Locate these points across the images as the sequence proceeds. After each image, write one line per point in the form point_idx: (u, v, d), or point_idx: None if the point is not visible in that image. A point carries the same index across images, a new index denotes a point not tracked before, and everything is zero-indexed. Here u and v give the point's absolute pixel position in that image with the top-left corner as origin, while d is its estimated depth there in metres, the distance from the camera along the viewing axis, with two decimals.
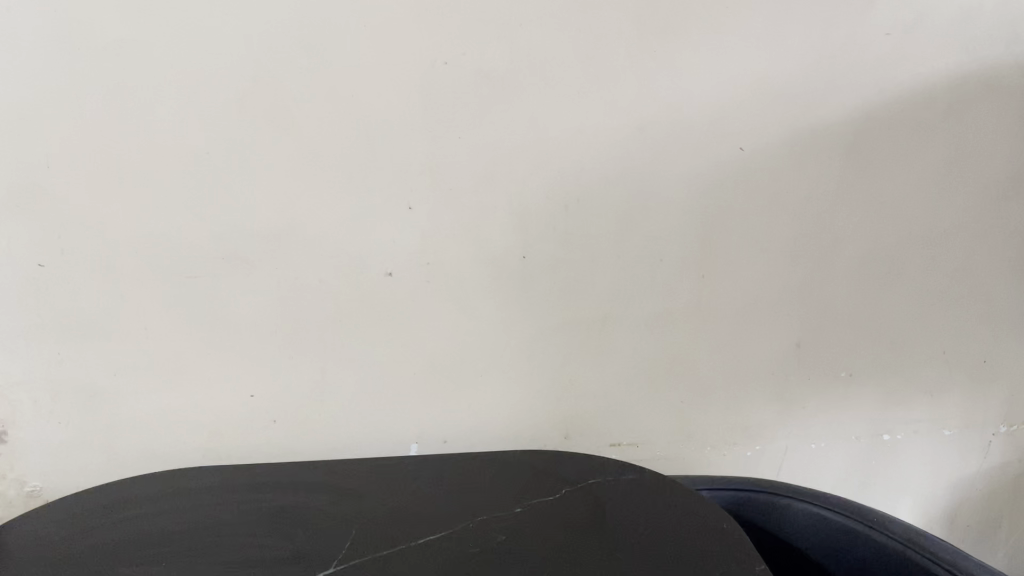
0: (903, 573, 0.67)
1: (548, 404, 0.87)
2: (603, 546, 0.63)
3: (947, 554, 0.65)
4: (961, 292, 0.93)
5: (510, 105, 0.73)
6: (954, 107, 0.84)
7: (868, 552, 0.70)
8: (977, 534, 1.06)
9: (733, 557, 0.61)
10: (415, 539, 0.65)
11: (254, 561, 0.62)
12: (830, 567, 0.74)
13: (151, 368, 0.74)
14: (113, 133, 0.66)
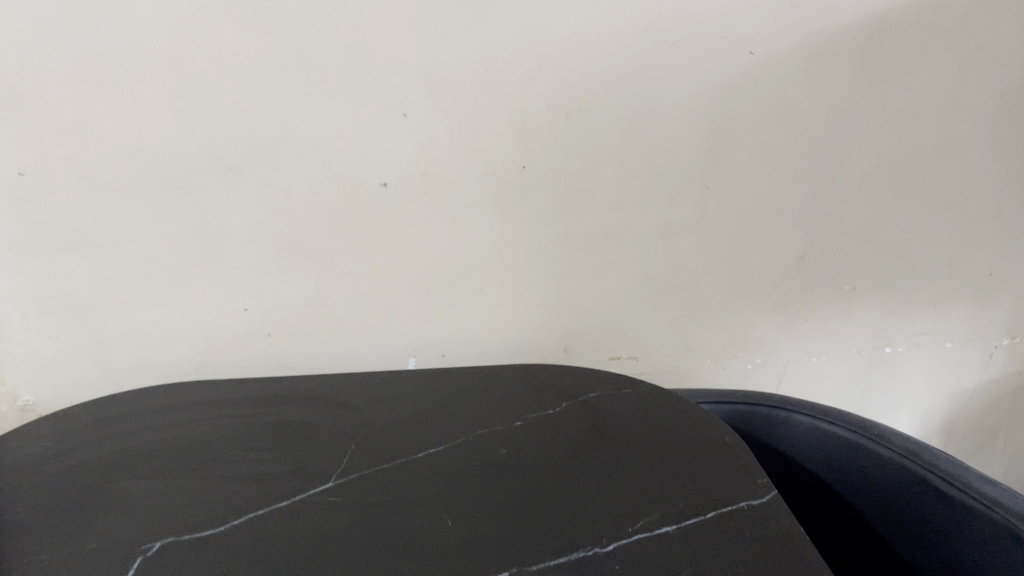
0: (900, 483, 0.67)
1: (547, 317, 0.86)
2: (604, 460, 0.63)
3: (947, 466, 0.65)
4: (969, 203, 0.91)
5: (510, 6, 0.69)
6: (976, 8, 0.79)
7: (867, 463, 0.70)
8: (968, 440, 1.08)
9: (733, 470, 0.61)
10: (415, 452, 0.64)
11: (252, 474, 0.62)
12: (829, 478, 0.74)
13: (141, 282, 0.73)
14: (93, 33, 0.61)
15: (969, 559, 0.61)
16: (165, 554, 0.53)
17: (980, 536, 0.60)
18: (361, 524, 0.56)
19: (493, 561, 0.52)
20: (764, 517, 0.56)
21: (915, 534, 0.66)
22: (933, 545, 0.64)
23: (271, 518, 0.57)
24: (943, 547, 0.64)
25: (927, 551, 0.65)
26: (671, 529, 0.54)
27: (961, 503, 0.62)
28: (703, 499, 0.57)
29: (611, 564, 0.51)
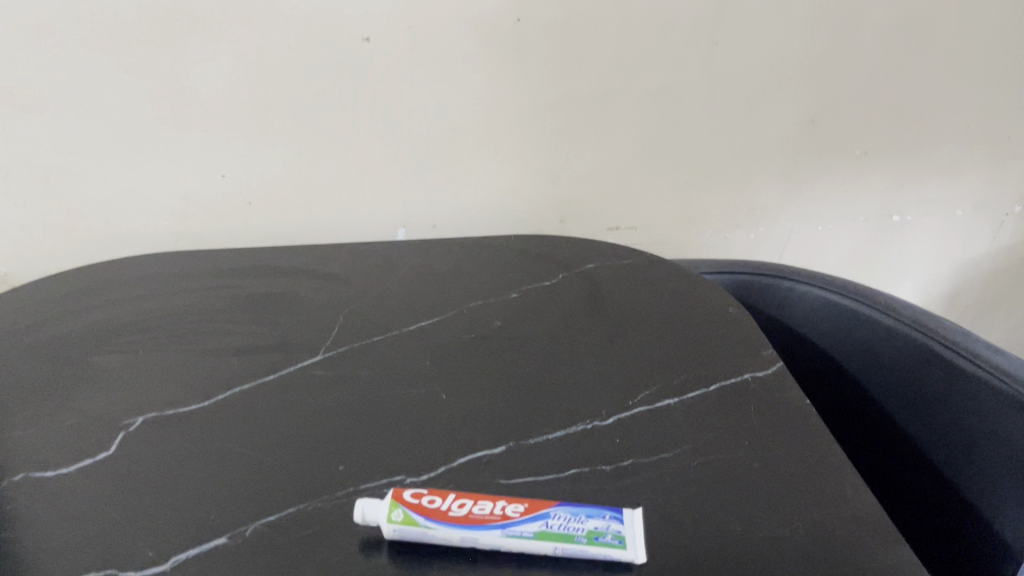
0: (903, 353, 0.65)
1: (543, 185, 0.82)
2: (603, 332, 0.60)
3: (954, 335, 0.62)
4: (994, 60, 0.85)
5: None
6: None
7: (870, 333, 0.68)
8: (969, 308, 1.06)
9: (738, 342, 0.59)
10: (407, 325, 0.62)
11: (237, 348, 0.60)
12: (833, 348, 0.72)
13: (108, 147, 0.68)
14: None
15: (973, 432, 0.60)
16: (148, 431, 0.51)
17: (986, 409, 0.59)
18: (351, 399, 0.54)
19: (488, 437, 0.50)
20: (769, 390, 0.54)
21: (919, 405, 0.65)
22: (936, 414, 0.63)
23: (257, 393, 0.54)
24: (947, 419, 0.62)
25: (930, 423, 0.64)
26: (673, 403, 0.52)
27: (969, 375, 0.60)
28: (706, 372, 0.55)
29: (611, 439, 0.49)
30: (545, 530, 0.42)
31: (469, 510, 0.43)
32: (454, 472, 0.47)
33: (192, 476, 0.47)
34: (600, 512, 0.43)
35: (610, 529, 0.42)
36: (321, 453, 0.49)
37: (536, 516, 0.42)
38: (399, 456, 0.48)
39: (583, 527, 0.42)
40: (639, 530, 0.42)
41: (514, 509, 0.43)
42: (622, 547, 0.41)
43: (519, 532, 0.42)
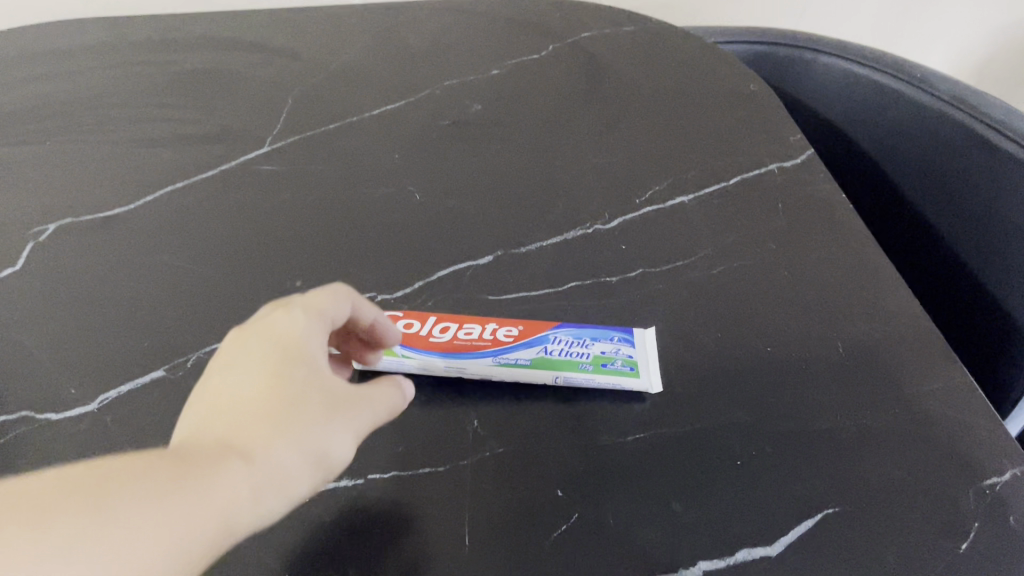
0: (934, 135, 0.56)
1: None
2: (602, 116, 0.51)
3: (995, 113, 0.52)
4: None
5: None
6: None
7: (898, 112, 0.58)
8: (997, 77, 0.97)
9: (761, 124, 0.50)
10: (370, 108, 0.52)
11: (166, 138, 0.50)
12: (856, 128, 0.63)
13: None
14: None
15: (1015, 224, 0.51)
16: (63, 239, 0.43)
17: None
18: (305, 202, 0.45)
19: (471, 245, 0.42)
20: (799, 182, 0.45)
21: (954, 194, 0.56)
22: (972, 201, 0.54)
23: (193, 194, 0.46)
24: (979, 211, 0.54)
25: (965, 213, 0.55)
26: (687, 201, 0.45)
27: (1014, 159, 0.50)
28: (725, 164, 0.47)
29: (615, 245, 0.42)
30: (542, 356, 0.36)
31: (453, 334, 0.37)
32: (433, 287, 0.40)
33: (119, 296, 0.40)
34: (607, 332, 0.37)
35: (620, 353, 0.36)
36: (272, 266, 0.41)
37: (532, 340, 0.36)
38: (367, 271, 0.41)
39: (589, 351, 0.36)
40: (653, 353, 0.36)
41: (507, 333, 0.37)
42: (636, 374, 0.35)
43: (512, 359, 0.36)
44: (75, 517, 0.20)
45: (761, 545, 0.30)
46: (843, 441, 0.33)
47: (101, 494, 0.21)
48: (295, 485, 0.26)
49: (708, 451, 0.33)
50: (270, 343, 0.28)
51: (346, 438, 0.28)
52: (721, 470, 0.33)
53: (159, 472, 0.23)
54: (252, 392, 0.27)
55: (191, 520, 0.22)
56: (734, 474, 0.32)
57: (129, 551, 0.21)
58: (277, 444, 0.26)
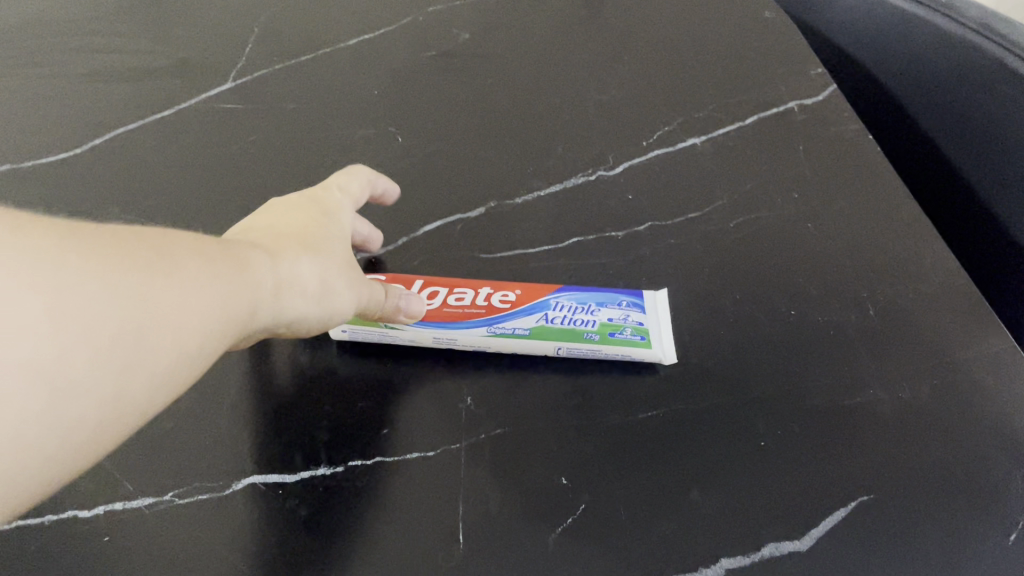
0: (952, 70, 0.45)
1: None
2: (605, 46, 0.46)
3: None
4: None
5: None
6: None
7: (911, 44, 0.47)
8: None
9: (779, 56, 0.45)
10: (346, 37, 0.47)
11: (118, 72, 0.45)
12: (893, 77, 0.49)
13: None
14: None
15: None
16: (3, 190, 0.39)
17: None
18: (275, 146, 0.41)
19: (460, 195, 0.38)
20: (822, 122, 0.41)
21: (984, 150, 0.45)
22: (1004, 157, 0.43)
23: (149, 136, 0.41)
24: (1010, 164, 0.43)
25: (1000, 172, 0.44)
26: (700, 143, 0.40)
27: None
28: (740, 100, 0.43)
29: (620, 195, 0.38)
30: (543, 325, 0.32)
31: (441, 301, 0.32)
32: (421, 246, 0.36)
33: None
34: (616, 295, 0.33)
35: (630, 320, 0.32)
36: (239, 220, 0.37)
37: (531, 306, 0.32)
38: None
39: (595, 319, 0.32)
40: (667, 320, 0.32)
41: (503, 298, 0.32)
42: (648, 344, 0.31)
43: (508, 330, 0.32)
44: (154, 243, 0.19)
45: (794, 538, 0.27)
46: (876, 420, 0.30)
47: (166, 241, 0.19)
48: (318, 307, 0.26)
49: (728, 428, 0.30)
50: (303, 198, 0.29)
51: (352, 297, 0.27)
52: (742, 449, 0.29)
53: (214, 242, 0.22)
54: (286, 225, 0.27)
55: (241, 289, 0.21)
56: (758, 458, 0.29)
57: (194, 299, 0.19)
58: (304, 260, 0.25)
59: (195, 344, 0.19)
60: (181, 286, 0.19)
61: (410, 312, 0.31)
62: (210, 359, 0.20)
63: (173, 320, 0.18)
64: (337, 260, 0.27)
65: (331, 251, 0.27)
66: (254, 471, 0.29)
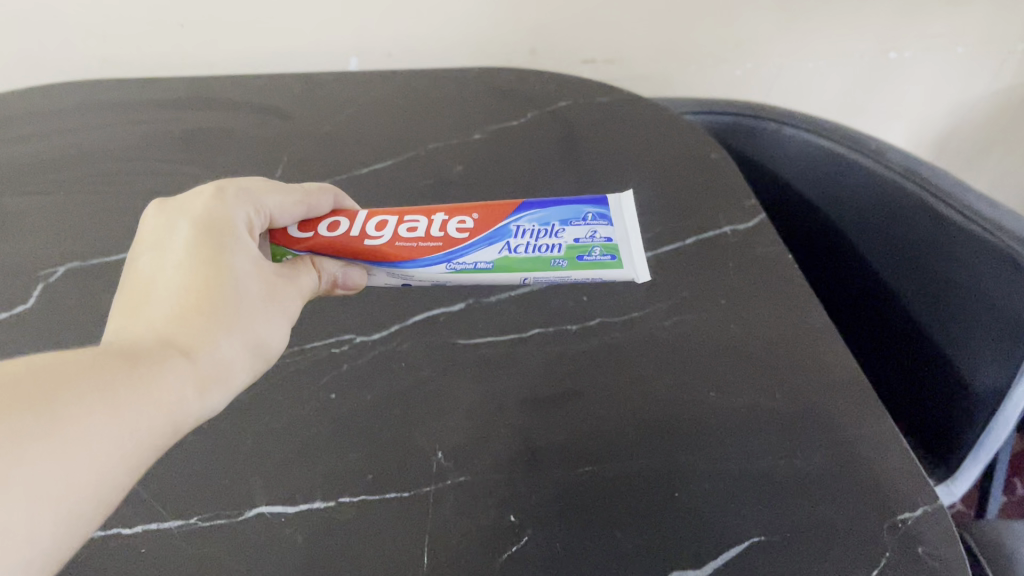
0: (895, 208, 0.59)
1: (510, 9, 0.75)
2: (573, 179, 0.55)
3: (952, 189, 0.55)
4: None
5: None
6: None
7: (863, 185, 0.62)
8: (957, 163, 0.97)
9: (719, 190, 0.54)
10: (359, 167, 0.56)
11: (167, 190, 0.54)
12: (853, 223, 0.64)
13: None
14: None
15: (990, 304, 0.53)
16: (69, 285, 0.47)
17: (1007, 282, 0.51)
18: None
19: (443, 294, 0.46)
20: (750, 244, 0.49)
21: (925, 275, 0.59)
22: (941, 284, 0.57)
23: None
24: (948, 285, 0.57)
25: (938, 294, 0.58)
26: (646, 257, 0.49)
27: (984, 243, 0.52)
28: (683, 225, 0.51)
29: (577, 297, 0.46)
30: (507, 256, 0.39)
31: (398, 233, 0.40)
32: (409, 331, 0.44)
33: None
34: (581, 216, 0.39)
35: (597, 239, 0.39)
36: None
37: (490, 236, 0.40)
38: (350, 315, 0.45)
39: (562, 243, 0.39)
40: (633, 231, 0.39)
41: (461, 228, 0.40)
42: (619, 266, 0.39)
43: (473, 262, 0.39)
44: (33, 424, 0.25)
45: (693, 569, 0.33)
46: (775, 482, 0.36)
47: (47, 404, 0.26)
48: (242, 358, 0.33)
49: (652, 485, 0.37)
50: (202, 232, 0.34)
51: (274, 332, 0.35)
52: (661, 501, 0.36)
53: (110, 384, 0.28)
54: (192, 286, 0.33)
55: (132, 424, 0.28)
56: (674, 509, 0.36)
57: (74, 452, 0.26)
58: (217, 339, 0.32)
59: (90, 483, 0.26)
60: (57, 441, 0.25)
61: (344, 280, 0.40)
62: (117, 479, 0.27)
63: (54, 472, 0.25)
64: (250, 310, 0.34)
65: (240, 305, 0.33)
66: (263, 503, 0.36)
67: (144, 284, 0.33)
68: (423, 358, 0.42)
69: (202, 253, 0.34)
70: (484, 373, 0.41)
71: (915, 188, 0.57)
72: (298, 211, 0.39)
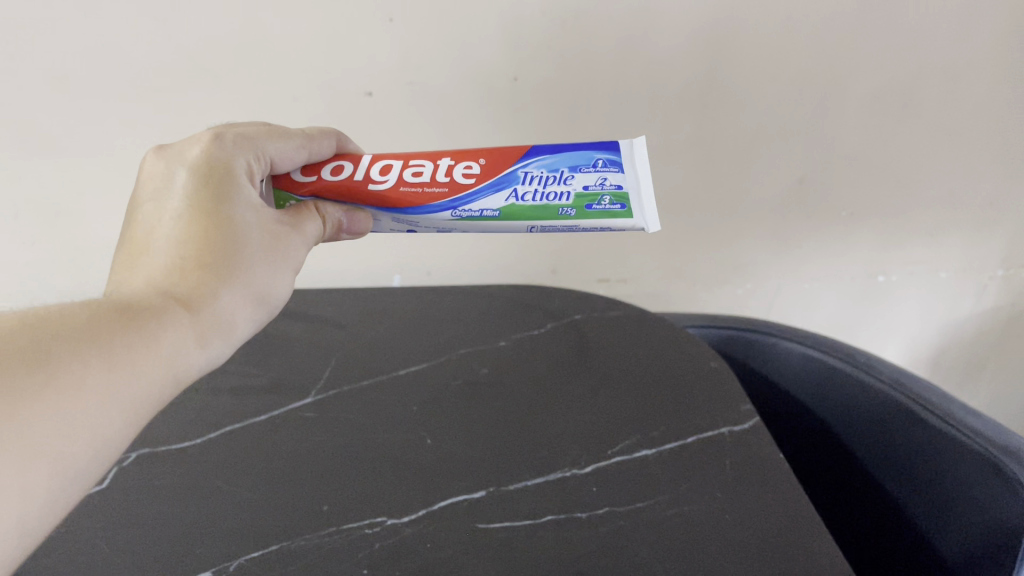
0: (885, 414, 0.65)
1: (534, 237, 0.86)
2: (587, 382, 0.62)
3: (938, 400, 0.61)
4: (998, 128, 0.78)
5: None
6: None
7: (855, 392, 0.67)
8: (955, 378, 1.02)
9: (717, 395, 0.60)
10: (397, 369, 0.64)
11: (228, 388, 0.61)
12: (848, 427, 0.69)
13: (126, 178, 0.75)
14: None
15: (976, 508, 0.57)
16: (139, 466, 0.52)
17: (991, 487, 0.55)
18: (337, 440, 0.55)
19: (467, 483, 0.51)
20: (744, 443, 0.55)
21: (918, 479, 0.63)
22: (932, 487, 0.61)
23: (248, 430, 0.56)
24: (939, 488, 0.61)
25: (930, 495, 0.62)
26: (651, 453, 0.54)
27: (968, 449, 0.57)
28: (684, 424, 0.57)
29: (588, 487, 0.51)
30: (516, 204, 0.47)
31: (405, 175, 0.48)
32: (435, 515, 0.48)
33: (177, 506, 0.49)
34: (591, 163, 0.45)
35: (607, 187, 0.45)
36: (302, 492, 0.50)
37: (498, 181, 0.47)
38: (383, 498, 0.50)
39: (572, 191, 0.46)
40: (644, 178, 0.45)
41: (469, 173, 0.47)
42: (629, 214, 0.46)
43: (481, 206, 0.47)
44: (56, 368, 0.33)
45: None
46: None
47: (62, 355, 0.34)
48: (242, 301, 0.43)
49: None
50: (206, 185, 0.44)
51: (273, 278, 0.45)
52: None
53: (117, 335, 0.37)
54: (199, 241, 0.42)
55: (134, 367, 0.37)
56: None
57: (86, 392, 0.34)
58: (218, 288, 0.42)
59: (103, 419, 0.34)
60: (69, 390, 0.33)
61: (347, 228, 0.50)
62: (126, 414, 0.36)
63: (73, 412, 0.33)
64: (248, 259, 0.43)
65: (236, 258, 0.43)
66: None
67: (155, 232, 0.43)
68: (446, 540, 0.46)
69: (208, 208, 0.43)
70: (501, 554, 0.46)
71: (903, 398, 0.63)
72: (300, 155, 0.49)
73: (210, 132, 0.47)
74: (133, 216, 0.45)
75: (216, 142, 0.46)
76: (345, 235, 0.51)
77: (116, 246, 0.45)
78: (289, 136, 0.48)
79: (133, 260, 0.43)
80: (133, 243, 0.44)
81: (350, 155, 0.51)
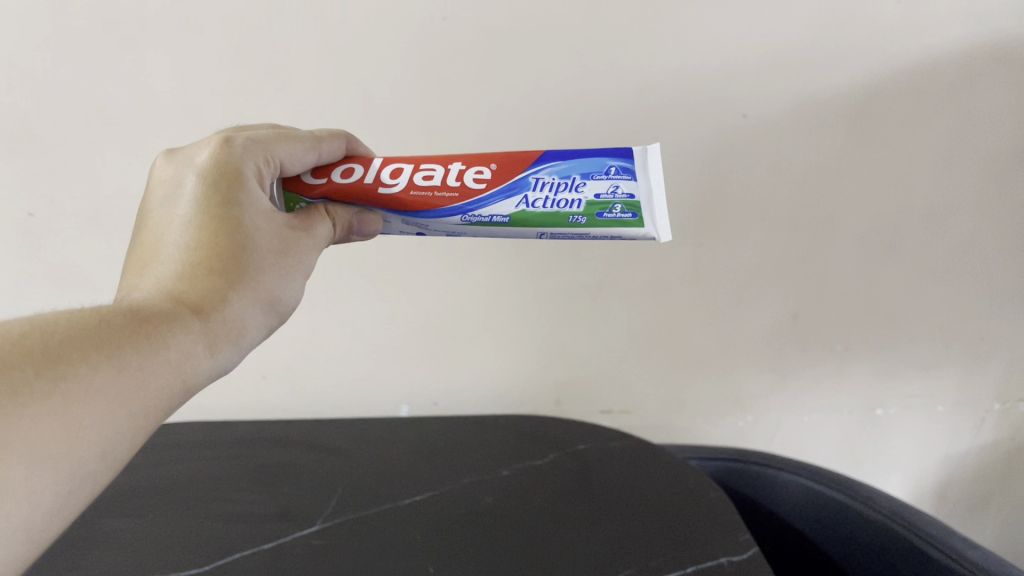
0: (887, 549, 0.65)
1: (537, 368, 0.89)
2: (587, 512, 0.63)
3: (940, 535, 0.62)
4: (983, 269, 0.81)
5: (494, 73, 0.67)
6: (1005, 71, 0.68)
7: (856, 525, 0.68)
8: (962, 514, 1.02)
9: (718, 527, 0.61)
10: (402, 498, 0.65)
11: (237, 516, 0.63)
12: (851, 560, 0.70)
13: None
14: (98, 96, 0.65)
15: None
16: None
17: None
18: (339, 567, 0.56)
19: None
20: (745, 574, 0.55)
21: None
22: None
23: (254, 558, 0.57)
24: None
25: None
26: None
27: None
28: (684, 555, 0.57)
29: None
30: (525, 210, 0.48)
31: (416, 177, 0.49)
32: None
33: None
34: (603, 170, 0.46)
35: (619, 196, 0.46)
36: None
37: (511, 188, 0.48)
38: None
39: (583, 199, 0.47)
40: (656, 185, 0.46)
41: (479, 179, 0.48)
42: (639, 223, 0.47)
43: (491, 213, 0.48)
44: (65, 372, 0.35)
45: None
46: None
47: (72, 359, 0.35)
48: (252, 308, 0.44)
49: None
50: (215, 189, 0.45)
51: (283, 284, 0.47)
52: None
53: (127, 340, 0.38)
54: (209, 248, 0.44)
55: (145, 373, 0.38)
56: None
57: (95, 396, 0.35)
58: (229, 293, 0.43)
59: (111, 426, 0.36)
60: (78, 394, 0.35)
61: (358, 228, 0.52)
62: (134, 421, 0.37)
63: (83, 418, 0.34)
64: (259, 263, 0.45)
65: (246, 263, 0.44)
66: None
67: (165, 236, 0.45)
68: None
69: (217, 214, 0.45)
70: None
71: (906, 534, 0.63)
72: (309, 157, 0.50)
73: (219, 135, 0.48)
74: (145, 221, 0.47)
75: (225, 145, 0.47)
76: (356, 235, 0.53)
77: (126, 254, 0.47)
78: (299, 139, 0.50)
79: (143, 266, 0.45)
80: (145, 249, 0.46)
81: (358, 157, 0.53)
